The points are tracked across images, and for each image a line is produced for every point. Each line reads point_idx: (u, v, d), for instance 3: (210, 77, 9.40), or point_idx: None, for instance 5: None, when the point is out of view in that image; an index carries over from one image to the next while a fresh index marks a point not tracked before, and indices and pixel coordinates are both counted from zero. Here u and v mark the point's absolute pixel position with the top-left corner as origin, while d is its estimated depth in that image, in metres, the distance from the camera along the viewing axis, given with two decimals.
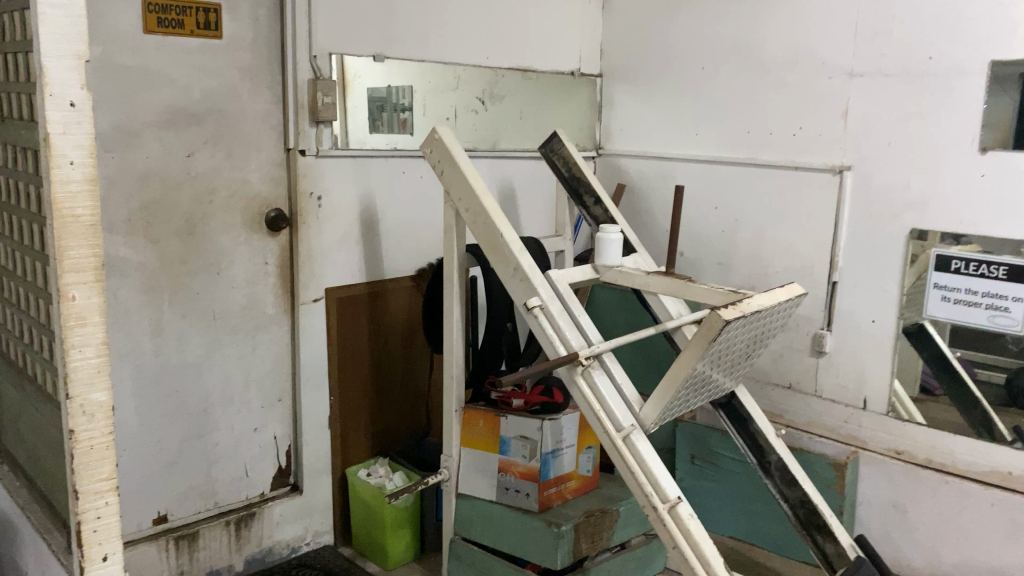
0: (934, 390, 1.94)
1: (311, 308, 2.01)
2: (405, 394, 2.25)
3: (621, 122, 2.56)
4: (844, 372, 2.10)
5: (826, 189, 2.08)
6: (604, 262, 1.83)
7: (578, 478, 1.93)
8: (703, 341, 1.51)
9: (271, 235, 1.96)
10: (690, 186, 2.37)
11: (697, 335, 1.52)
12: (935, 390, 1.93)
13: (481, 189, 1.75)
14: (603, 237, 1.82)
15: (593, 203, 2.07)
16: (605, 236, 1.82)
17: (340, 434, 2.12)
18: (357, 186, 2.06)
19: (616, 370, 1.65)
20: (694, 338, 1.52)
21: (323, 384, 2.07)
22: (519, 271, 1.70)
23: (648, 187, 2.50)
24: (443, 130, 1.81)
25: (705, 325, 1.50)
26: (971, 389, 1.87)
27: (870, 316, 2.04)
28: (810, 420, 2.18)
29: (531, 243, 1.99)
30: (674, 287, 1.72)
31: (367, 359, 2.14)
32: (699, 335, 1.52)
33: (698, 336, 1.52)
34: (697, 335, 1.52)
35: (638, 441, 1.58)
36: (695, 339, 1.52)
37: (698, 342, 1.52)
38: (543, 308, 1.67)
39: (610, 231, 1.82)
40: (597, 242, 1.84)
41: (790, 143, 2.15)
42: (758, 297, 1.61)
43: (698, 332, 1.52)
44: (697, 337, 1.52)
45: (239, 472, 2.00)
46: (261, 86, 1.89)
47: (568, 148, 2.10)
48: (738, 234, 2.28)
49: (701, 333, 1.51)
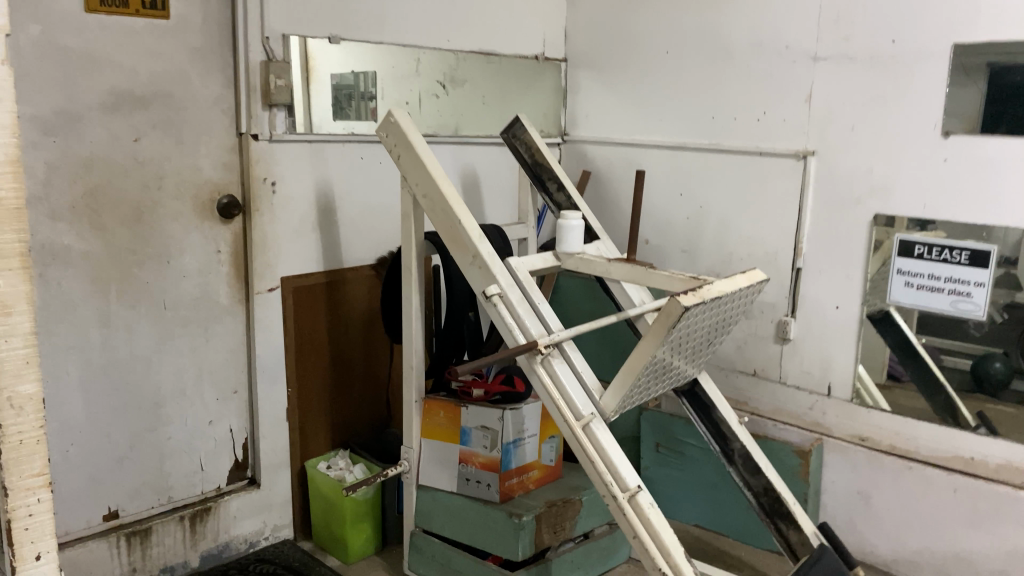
0: (900, 377, 1.93)
1: (266, 298, 1.96)
2: (366, 385, 2.20)
3: (586, 108, 2.53)
4: (809, 359, 2.08)
5: (790, 175, 2.06)
6: (565, 249, 1.80)
7: (540, 468, 1.90)
8: (662, 327, 1.48)
9: (224, 222, 1.91)
10: (656, 172, 2.35)
11: (657, 320, 1.49)
12: (901, 377, 1.92)
13: (439, 174, 1.71)
14: (565, 224, 1.79)
15: (556, 189, 2.04)
16: (568, 223, 1.78)
17: (299, 427, 2.08)
18: (314, 172, 2.01)
19: (577, 359, 1.62)
20: (655, 324, 1.49)
21: (280, 376, 2.02)
22: (478, 259, 1.66)
23: (613, 174, 2.47)
24: (399, 113, 1.76)
25: (666, 311, 1.47)
26: (936, 373, 1.87)
27: (834, 302, 2.02)
28: (775, 408, 2.16)
29: (492, 231, 1.96)
30: (636, 274, 1.69)
31: (326, 350, 2.10)
32: (659, 322, 1.49)
33: (658, 323, 1.49)
34: (657, 321, 1.49)
35: (598, 430, 1.55)
36: (655, 325, 1.49)
37: (658, 329, 1.49)
38: (502, 295, 1.64)
39: (572, 218, 1.78)
40: (559, 229, 1.80)
41: (754, 128, 2.13)
42: (720, 283, 1.59)
43: (658, 319, 1.49)
44: (656, 323, 1.49)
45: (193, 467, 1.95)
46: (211, 70, 1.83)
47: (530, 134, 2.06)
48: (703, 221, 2.25)
49: (662, 319, 1.48)
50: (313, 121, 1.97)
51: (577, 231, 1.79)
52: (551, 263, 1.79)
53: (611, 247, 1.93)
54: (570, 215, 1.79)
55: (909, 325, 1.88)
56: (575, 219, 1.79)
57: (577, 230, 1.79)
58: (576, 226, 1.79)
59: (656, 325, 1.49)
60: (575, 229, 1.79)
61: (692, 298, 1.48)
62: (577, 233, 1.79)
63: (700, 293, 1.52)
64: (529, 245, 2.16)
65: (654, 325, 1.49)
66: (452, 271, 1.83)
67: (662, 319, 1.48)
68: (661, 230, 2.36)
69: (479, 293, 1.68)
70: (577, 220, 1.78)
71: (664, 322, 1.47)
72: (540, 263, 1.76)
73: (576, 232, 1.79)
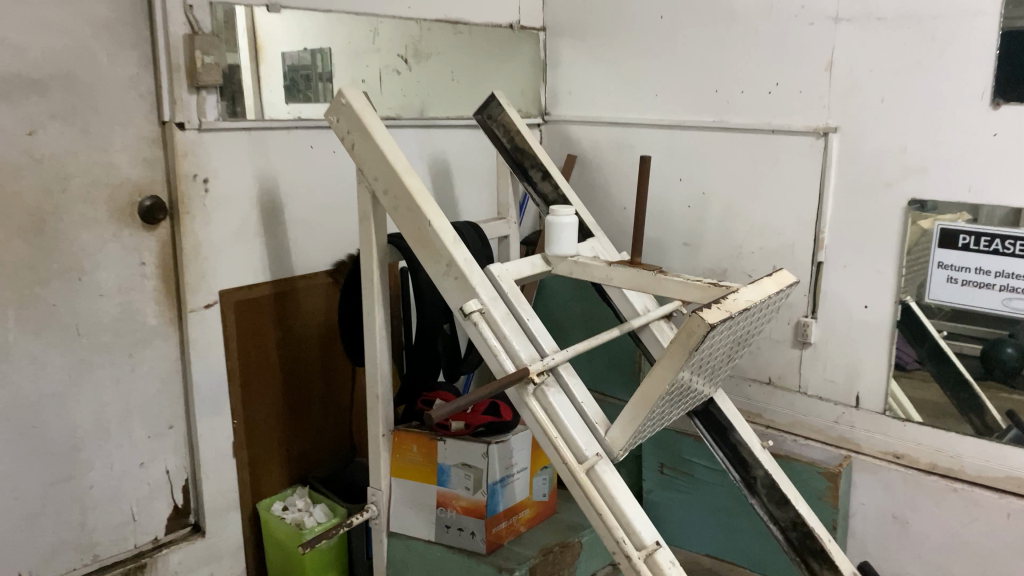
0: (907, 364, 1.71)
1: (202, 315, 1.66)
2: (326, 410, 1.92)
3: (569, 84, 2.24)
4: (833, 365, 1.83)
5: (809, 156, 1.79)
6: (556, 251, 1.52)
7: (532, 505, 1.63)
8: (681, 347, 1.21)
9: (148, 229, 1.60)
10: (650, 155, 2.07)
11: (676, 338, 1.22)
12: (908, 364, 1.70)
13: (402, 165, 1.42)
14: (557, 223, 1.49)
15: (541, 178, 1.76)
16: (559, 223, 1.49)
17: (249, 463, 1.79)
18: (254, 166, 1.70)
19: (576, 387, 1.35)
20: (672, 343, 1.22)
21: (223, 406, 1.73)
22: (454, 267, 1.38)
23: (603, 158, 2.19)
24: (351, 92, 1.46)
25: (686, 329, 1.20)
26: (955, 364, 1.63)
27: (861, 300, 1.76)
28: (794, 420, 1.90)
29: (466, 230, 1.67)
30: (642, 281, 1.41)
31: (278, 372, 1.80)
32: (678, 340, 1.21)
33: (676, 342, 1.22)
34: (675, 340, 1.22)
35: (605, 474, 1.27)
36: (673, 344, 1.22)
37: (677, 350, 1.21)
38: (484, 311, 1.35)
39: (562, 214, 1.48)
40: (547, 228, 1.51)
41: (764, 103, 1.86)
42: (746, 291, 1.31)
43: (677, 336, 1.22)
44: (675, 343, 1.22)
45: (124, 517, 1.65)
46: (123, 45, 1.51)
47: (509, 114, 1.75)
48: (707, 209, 1.98)
49: (682, 338, 1.21)
50: (263, 103, 1.68)
51: (568, 230, 1.49)
52: (540, 268, 1.51)
53: (607, 245, 1.66)
54: (558, 209, 1.48)
55: (929, 317, 1.65)
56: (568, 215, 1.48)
57: (569, 228, 1.49)
58: (569, 224, 1.49)
59: (674, 345, 1.21)
60: (567, 228, 1.49)
61: (718, 313, 1.21)
62: (571, 231, 1.50)
63: (725, 304, 1.25)
64: (510, 244, 1.87)
65: (671, 344, 1.22)
66: (423, 280, 1.54)
67: (681, 338, 1.21)
68: (660, 219, 2.08)
69: (456, 308, 1.39)
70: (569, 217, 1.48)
71: (684, 341, 1.20)
72: (527, 269, 1.48)
73: (568, 230, 1.50)
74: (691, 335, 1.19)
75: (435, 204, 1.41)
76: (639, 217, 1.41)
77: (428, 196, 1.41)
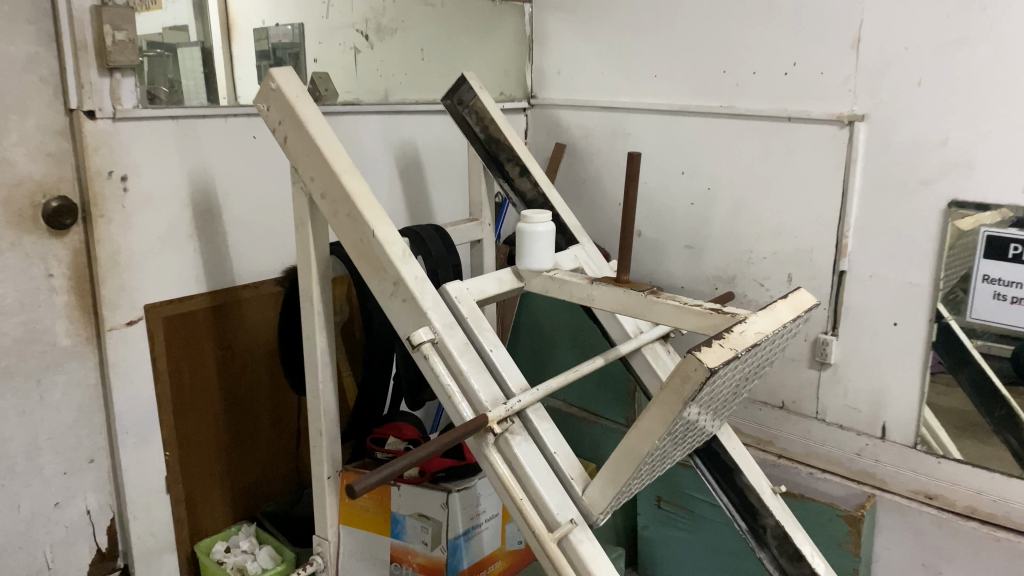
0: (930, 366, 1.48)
1: (123, 334, 1.43)
2: (276, 436, 1.70)
3: (557, 63, 1.99)
4: (855, 390, 1.58)
5: (830, 148, 1.54)
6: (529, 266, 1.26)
7: (505, 556, 1.39)
8: (672, 393, 0.97)
9: (56, 235, 1.36)
10: (648, 144, 1.82)
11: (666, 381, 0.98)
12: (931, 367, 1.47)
13: (341, 164, 1.18)
14: (531, 232, 1.24)
15: (519, 173, 1.52)
16: (534, 231, 1.24)
17: (185, 500, 1.57)
18: (183, 159, 1.46)
19: (548, 435, 1.11)
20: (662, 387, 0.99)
21: (152, 436, 1.50)
22: (401, 287, 1.14)
23: (595, 147, 1.94)
24: (283, 75, 1.22)
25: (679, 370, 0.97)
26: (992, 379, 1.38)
27: (889, 316, 1.52)
28: (810, 451, 1.67)
29: (428, 238, 1.43)
30: (631, 303, 1.17)
31: (218, 396, 1.58)
32: (669, 384, 0.98)
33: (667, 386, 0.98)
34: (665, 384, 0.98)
35: (582, 545, 1.03)
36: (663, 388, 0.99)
37: (667, 396, 0.98)
38: (436, 342, 1.11)
39: (533, 220, 1.24)
40: (518, 237, 1.26)
41: (777, 85, 1.60)
42: (756, 320, 1.07)
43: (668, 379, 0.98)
44: (665, 387, 0.98)
45: (35, 567, 1.43)
46: (18, 19, 1.26)
47: (481, 100, 1.51)
48: (713, 207, 1.73)
49: (673, 382, 0.97)
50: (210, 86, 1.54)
51: (546, 238, 1.25)
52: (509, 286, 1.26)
53: (588, 257, 1.41)
54: (528, 213, 1.24)
55: (969, 339, 1.41)
56: (545, 222, 1.24)
57: (546, 237, 1.25)
58: (547, 232, 1.25)
59: (664, 390, 0.98)
60: (544, 237, 1.25)
61: (720, 351, 0.97)
62: (548, 242, 1.25)
63: (728, 339, 1.01)
64: (485, 248, 1.63)
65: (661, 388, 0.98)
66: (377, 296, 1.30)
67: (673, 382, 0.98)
68: (660, 217, 1.84)
69: (405, 337, 1.16)
70: (547, 225, 1.24)
71: (676, 385, 0.97)
72: (494, 287, 1.24)
73: (544, 240, 1.25)
74: (685, 379, 0.96)
75: (380, 209, 1.18)
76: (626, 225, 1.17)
77: (372, 200, 1.17)
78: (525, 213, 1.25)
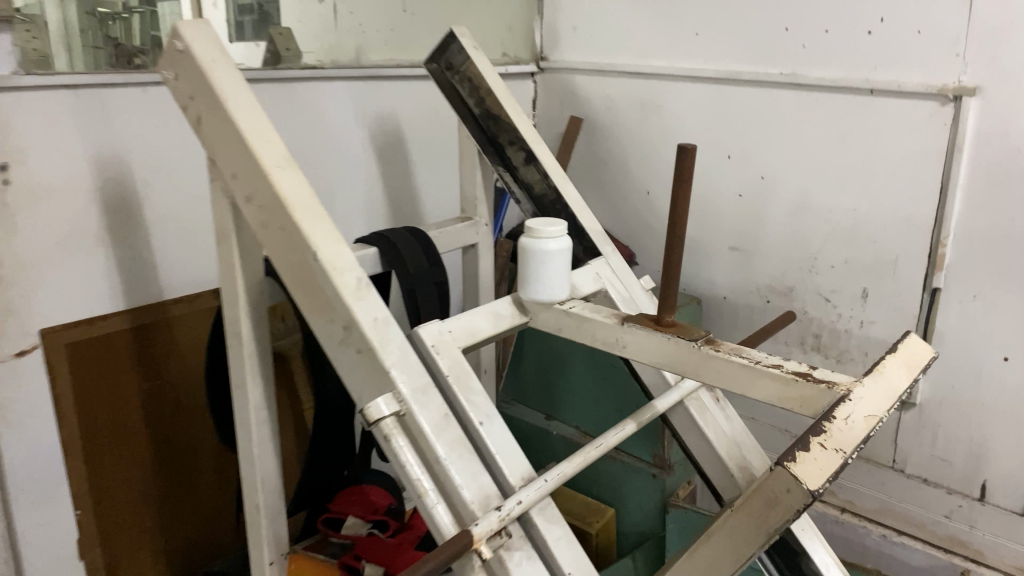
0: None
1: (9, 371, 1.10)
2: (221, 479, 1.38)
3: (573, 17, 1.63)
4: (946, 438, 1.25)
5: (927, 130, 1.18)
6: (535, 297, 0.92)
7: None
8: (753, 520, 0.66)
9: None
10: (685, 119, 1.47)
11: (742, 498, 0.66)
12: None
13: (272, 158, 0.84)
14: (537, 251, 0.90)
15: (524, 160, 1.17)
16: (540, 251, 0.89)
17: (105, 567, 1.25)
18: (87, 140, 1.12)
19: (561, 548, 0.78)
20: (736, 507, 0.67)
21: (57, 493, 1.18)
22: (355, 334, 0.81)
23: (620, 122, 1.59)
24: (195, 30, 0.87)
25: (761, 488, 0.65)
26: None
27: (996, 349, 1.18)
28: (883, 507, 1.35)
29: (401, 248, 1.08)
30: (677, 357, 0.83)
31: (145, 437, 1.26)
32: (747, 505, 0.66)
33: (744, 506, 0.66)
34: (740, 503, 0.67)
35: None
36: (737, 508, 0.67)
37: (744, 524, 0.66)
38: (403, 415, 0.78)
39: (539, 235, 0.89)
40: (519, 256, 0.92)
41: (856, 47, 1.24)
42: (863, 392, 0.74)
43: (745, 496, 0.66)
44: (740, 507, 0.66)
45: None
46: None
47: (475, 64, 1.16)
48: (767, 201, 1.39)
49: (754, 504, 0.65)
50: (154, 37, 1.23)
51: (558, 259, 0.90)
52: (509, 323, 0.92)
53: (613, 278, 1.07)
54: (532, 225, 0.90)
55: None
56: (556, 237, 0.90)
57: (557, 258, 0.90)
58: (559, 250, 0.90)
59: (741, 514, 0.66)
60: (555, 259, 0.90)
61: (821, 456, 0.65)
62: (560, 265, 0.91)
63: (831, 433, 0.68)
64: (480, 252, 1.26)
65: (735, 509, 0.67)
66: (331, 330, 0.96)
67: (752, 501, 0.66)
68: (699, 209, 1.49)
69: (361, 402, 0.83)
70: (559, 241, 0.90)
71: (758, 508, 0.65)
72: (488, 327, 0.90)
73: (555, 262, 0.90)
74: (771, 503, 0.64)
75: (324, 218, 0.84)
76: (676, 247, 0.82)
77: (313, 207, 0.84)
78: (528, 225, 0.90)
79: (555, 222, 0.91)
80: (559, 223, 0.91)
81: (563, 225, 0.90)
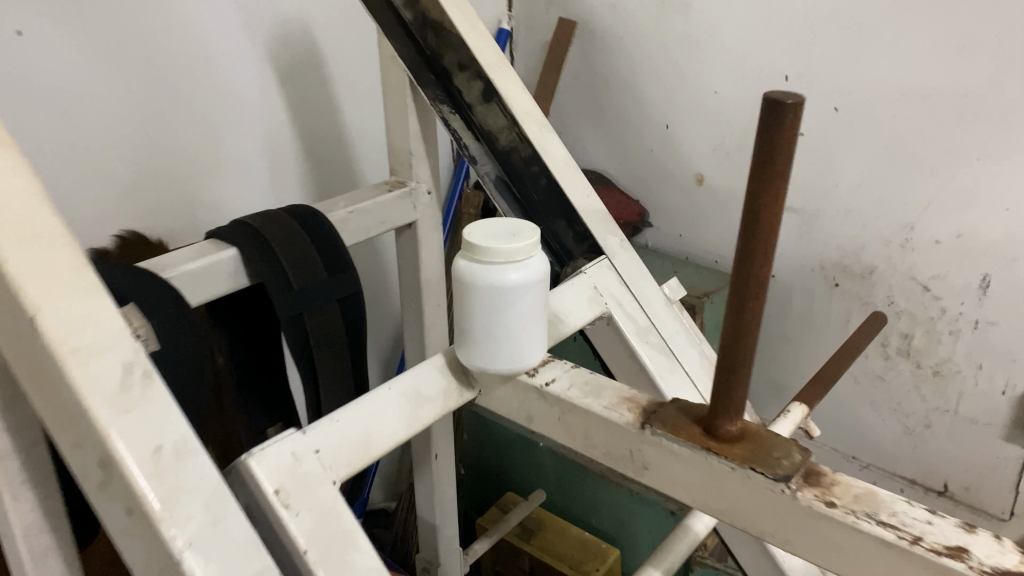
0: None
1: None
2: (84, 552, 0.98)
3: None
4: None
5: None
6: (479, 365, 0.51)
7: None
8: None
9: None
10: (723, 25, 1.05)
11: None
12: None
13: None
14: (488, 289, 0.48)
15: (484, 98, 0.74)
16: (494, 289, 0.48)
17: None
18: None
19: None
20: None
21: None
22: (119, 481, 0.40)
23: (628, 27, 1.15)
24: None
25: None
26: None
27: None
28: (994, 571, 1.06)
29: (284, 253, 0.67)
30: (749, 506, 0.44)
31: None
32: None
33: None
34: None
35: None
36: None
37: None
38: None
39: (490, 260, 0.48)
40: (453, 291, 0.51)
41: None
42: None
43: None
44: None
45: None
46: None
47: None
48: (841, 144, 0.99)
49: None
50: None
51: (527, 301, 0.49)
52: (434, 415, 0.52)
53: (621, 293, 0.67)
54: (477, 240, 0.48)
55: None
56: (525, 261, 0.48)
57: (523, 301, 0.49)
58: (530, 286, 0.49)
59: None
60: (521, 301, 0.49)
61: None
62: (526, 312, 0.50)
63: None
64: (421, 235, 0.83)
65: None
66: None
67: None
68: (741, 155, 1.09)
69: None
70: (528, 270, 0.48)
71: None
72: (391, 432, 0.49)
73: (520, 308, 0.49)
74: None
75: (60, 246, 0.42)
76: (759, 301, 0.41)
77: (38, 221, 0.41)
78: (471, 238, 0.48)
79: (522, 230, 0.49)
80: (529, 232, 0.49)
81: (540, 238, 0.48)
